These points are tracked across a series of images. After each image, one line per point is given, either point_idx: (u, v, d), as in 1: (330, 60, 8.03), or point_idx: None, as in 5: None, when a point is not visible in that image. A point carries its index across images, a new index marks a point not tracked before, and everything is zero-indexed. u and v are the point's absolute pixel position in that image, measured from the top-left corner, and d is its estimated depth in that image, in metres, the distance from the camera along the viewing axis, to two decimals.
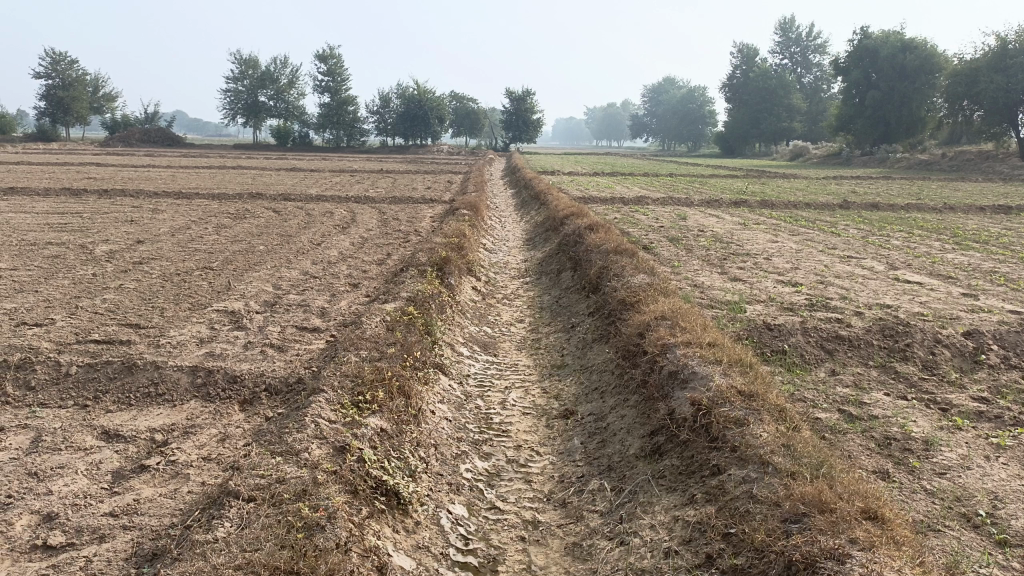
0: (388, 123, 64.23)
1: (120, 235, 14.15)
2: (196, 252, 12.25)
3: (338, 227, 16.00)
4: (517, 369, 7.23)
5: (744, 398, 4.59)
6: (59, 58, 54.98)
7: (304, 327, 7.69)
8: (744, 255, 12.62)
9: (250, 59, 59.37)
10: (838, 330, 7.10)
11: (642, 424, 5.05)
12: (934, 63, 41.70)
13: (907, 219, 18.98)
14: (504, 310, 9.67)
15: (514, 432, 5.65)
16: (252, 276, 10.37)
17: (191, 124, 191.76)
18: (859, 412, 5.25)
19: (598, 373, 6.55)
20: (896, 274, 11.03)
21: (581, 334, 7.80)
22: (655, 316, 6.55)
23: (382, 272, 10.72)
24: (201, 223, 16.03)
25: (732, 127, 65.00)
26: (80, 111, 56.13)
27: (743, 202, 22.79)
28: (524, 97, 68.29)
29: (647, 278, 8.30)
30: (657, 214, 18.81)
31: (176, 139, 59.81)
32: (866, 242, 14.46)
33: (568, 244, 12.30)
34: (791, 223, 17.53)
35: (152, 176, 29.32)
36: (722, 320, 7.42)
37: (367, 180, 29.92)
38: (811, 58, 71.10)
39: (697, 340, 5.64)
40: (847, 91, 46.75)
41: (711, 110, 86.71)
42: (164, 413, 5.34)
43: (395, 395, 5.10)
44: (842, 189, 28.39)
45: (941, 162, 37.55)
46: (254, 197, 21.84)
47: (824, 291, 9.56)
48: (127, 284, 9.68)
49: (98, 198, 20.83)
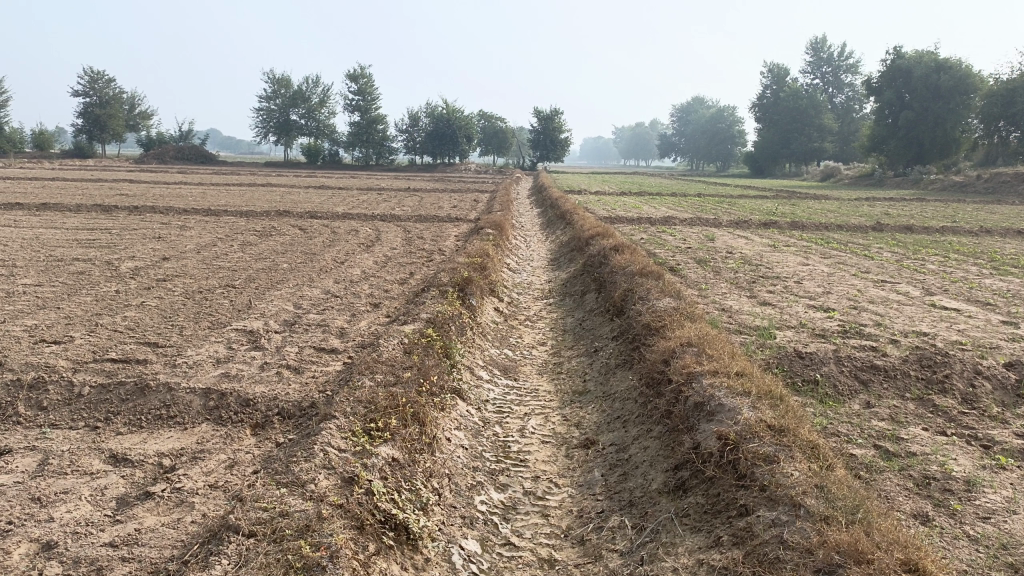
0: (417, 141, 64.67)
1: (147, 251, 14.24)
2: (220, 270, 12.26)
3: (362, 246, 15.97)
4: (538, 395, 7.03)
5: (773, 432, 4.35)
6: (98, 76, 56.21)
7: (322, 348, 7.57)
8: (774, 278, 12.34)
9: (283, 78, 60.24)
10: (872, 359, 6.82)
11: (666, 457, 4.82)
12: (970, 83, 40.87)
13: (943, 242, 18.54)
14: (525, 332, 9.48)
15: (533, 462, 5.45)
16: (273, 294, 10.32)
17: (223, 141, 194.94)
18: (896, 448, 4.97)
19: (620, 400, 6.33)
20: (932, 300, 10.69)
21: (604, 359, 7.59)
22: (681, 342, 6.32)
23: (403, 292, 10.62)
24: (228, 240, 16.10)
25: (762, 147, 64.46)
26: (116, 128, 57.23)
27: (773, 222, 22.47)
28: (553, 116, 68.41)
29: (674, 302, 8.07)
30: (685, 234, 18.58)
31: (208, 156, 60.71)
32: (900, 266, 14.11)
33: (593, 265, 12.11)
34: (822, 245, 17.20)
35: (183, 193, 29.70)
36: (750, 347, 7.17)
37: (394, 198, 30.04)
38: (843, 78, 70.53)
39: (724, 368, 5.41)
40: (880, 111, 46.18)
41: (740, 129, 86.27)
42: (175, 437, 5.22)
43: (409, 423, 4.93)
44: (875, 210, 27.92)
45: (976, 183, 36.89)
46: (281, 215, 21.95)
47: (857, 317, 9.25)
48: (149, 301, 9.65)
49: (128, 215, 21.06)
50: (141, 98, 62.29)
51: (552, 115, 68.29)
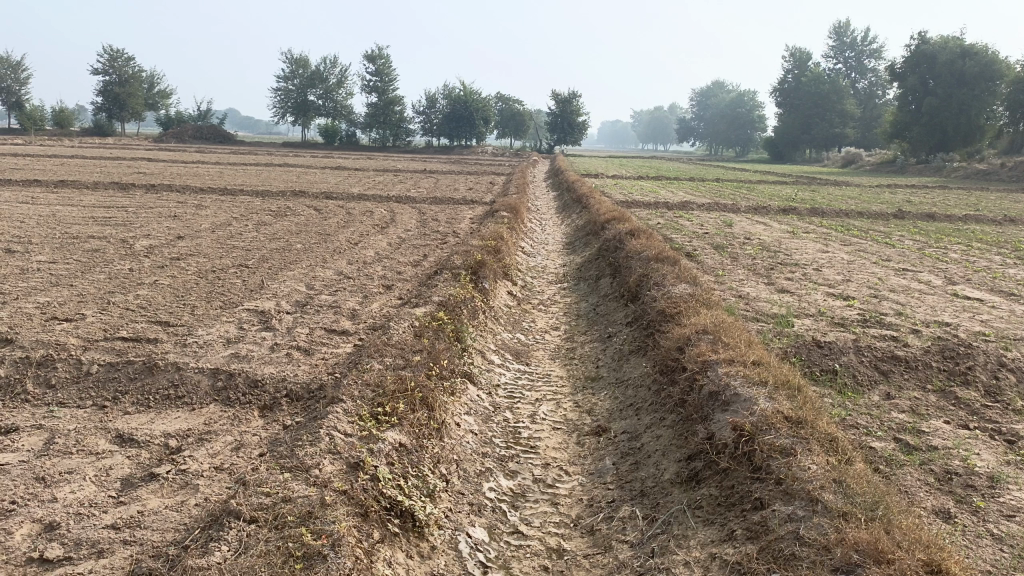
0: (434, 123, 64.44)
1: (161, 230, 14.24)
2: (234, 249, 12.24)
3: (377, 227, 15.90)
4: (549, 380, 6.93)
5: (791, 424, 4.23)
6: (117, 55, 56.33)
7: (332, 329, 7.51)
8: (792, 264, 12.13)
9: (300, 58, 60.13)
10: (893, 349, 6.66)
11: (679, 447, 4.71)
12: (996, 69, 40.35)
13: (965, 230, 18.22)
14: (538, 316, 9.38)
15: (543, 449, 5.36)
16: (286, 275, 10.27)
17: (241, 121, 195.28)
18: (917, 442, 4.83)
19: (633, 388, 6.22)
20: (954, 289, 10.47)
21: (618, 345, 7.48)
22: (697, 329, 6.19)
23: (417, 274, 10.54)
24: (242, 220, 16.07)
25: (782, 132, 63.70)
26: (135, 107, 57.37)
27: (792, 209, 22.18)
28: (571, 99, 67.87)
29: (690, 288, 7.93)
30: (702, 220, 18.35)
31: (226, 136, 60.79)
32: (922, 254, 13.85)
33: (609, 250, 11.96)
34: (842, 232, 16.94)
35: (200, 172, 29.74)
36: (767, 335, 7.02)
37: (410, 180, 29.93)
38: (866, 63, 69.45)
39: (741, 357, 5.28)
40: (903, 97, 45.30)
41: (760, 114, 85.32)
42: (182, 417, 5.17)
43: (416, 408, 4.85)
44: (897, 197, 27.51)
45: (1000, 171, 36.27)
46: (297, 195, 21.90)
47: (877, 306, 9.07)
48: (162, 280, 9.63)
49: (145, 193, 21.09)
50: (160, 77, 62.42)
51: (570, 98, 67.81)
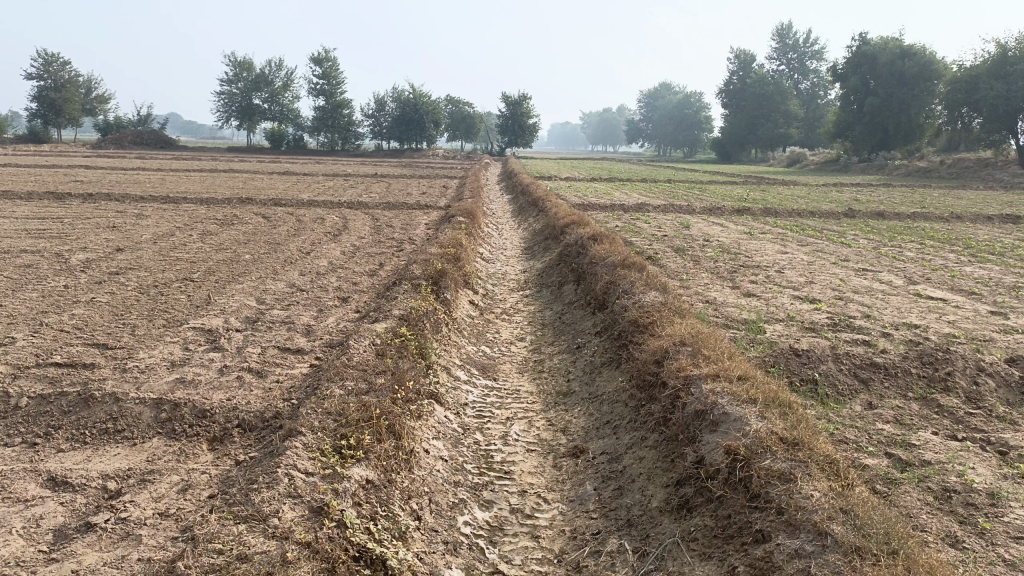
0: (383, 126, 63.70)
1: (100, 242, 13.50)
2: (178, 262, 11.64)
3: (329, 235, 15.38)
4: (519, 397, 6.60)
5: (787, 446, 3.97)
6: (52, 59, 54.31)
7: (287, 348, 7.07)
8: (754, 267, 12.02)
9: (245, 62, 58.75)
10: (871, 356, 6.49)
11: (666, 471, 4.42)
12: (934, 69, 41.22)
13: (916, 228, 18.42)
14: (502, 327, 9.05)
15: (518, 475, 5.02)
16: (234, 288, 9.74)
17: (184, 126, 190.67)
18: (910, 456, 4.63)
19: (609, 404, 5.93)
20: (917, 289, 10.44)
21: (588, 357, 7.18)
22: (674, 341, 5.93)
23: (373, 285, 10.12)
24: (187, 230, 15.40)
25: (729, 133, 64.59)
26: (71, 113, 55.36)
27: (746, 209, 22.25)
28: (521, 101, 67.88)
29: (660, 296, 7.67)
30: (659, 222, 18.22)
31: (168, 142, 59.09)
32: (879, 254, 13.89)
33: (570, 255, 11.70)
34: (798, 232, 16.96)
35: (141, 179, 28.74)
36: (743, 344, 6.80)
37: (361, 185, 29.32)
38: (808, 65, 70.79)
39: (725, 372, 5.02)
40: (845, 97, 46.47)
41: (707, 115, 86.36)
42: (122, 455, 4.71)
43: (383, 438, 4.46)
44: (845, 196, 27.87)
45: (940, 168, 37.14)
46: (244, 202, 21.17)
47: (845, 309, 8.95)
48: (99, 297, 9.03)
49: (82, 202, 20.19)
50: (98, 82, 60.50)
51: (520, 100, 67.80)
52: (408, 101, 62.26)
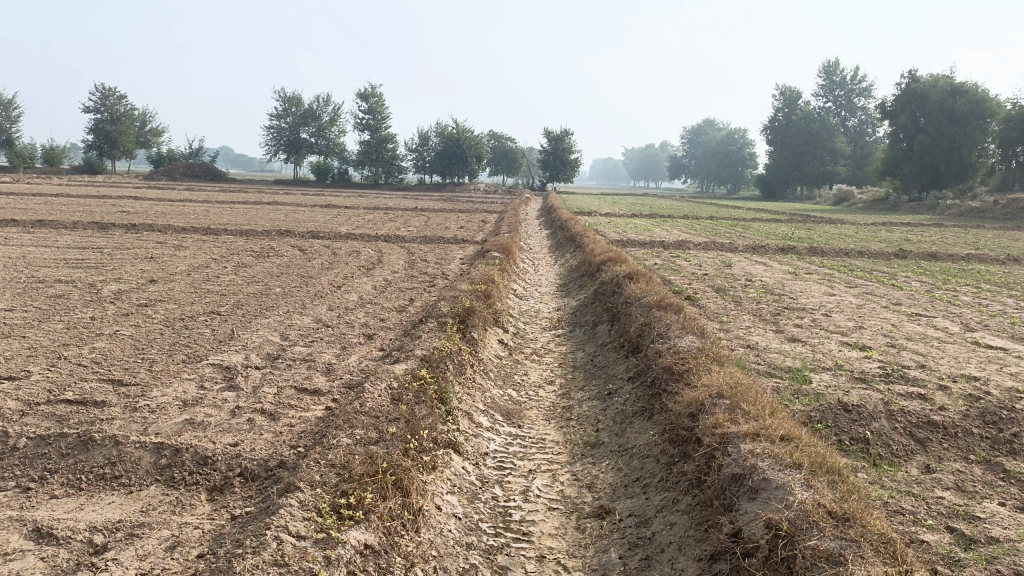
0: (427, 161, 64.25)
1: (135, 273, 13.52)
2: (209, 294, 11.55)
3: (362, 268, 15.24)
4: (544, 447, 6.20)
5: (836, 521, 3.50)
6: (109, 93, 56.15)
7: (304, 388, 6.79)
8: (799, 309, 11.50)
9: (293, 97, 59.99)
10: (928, 412, 5.95)
11: (697, 543, 3.99)
12: (986, 108, 40.29)
13: (972, 271, 17.68)
14: (532, 368, 8.68)
15: (538, 537, 4.61)
16: (260, 323, 9.56)
17: (234, 159, 195.63)
18: (975, 532, 4.11)
19: (640, 458, 5.50)
20: (974, 337, 9.82)
21: (619, 405, 6.77)
22: (710, 392, 5.47)
23: (400, 322, 9.86)
24: (222, 261, 15.41)
25: (774, 170, 63.74)
26: (126, 145, 56.95)
27: (791, 248, 21.64)
28: (563, 137, 68.06)
29: (697, 340, 7.24)
30: (700, 260, 17.74)
31: (218, 174, 60.40)
32: (932, 297, 13.25)
33: (606, 294, 11.32)
34: (846, 273, 16.36)
35: (185, 211, 29.17)
36: (786, 396, 6.32)
37: (401, 218, 29.41)
38: (855, 102, 69.86)
39: (766, 431, 4.55)
40: (894, 135, 45.36)
41: (750, 152, 85.65)
42: (116, 504, 4.43)
43: (387, 495, 4.11)
44: (894, 236, 27.06)
45: (994, 209, 35.93)
46: (282, 234, 21.25)
47: (897, 357, 8.40)
48: (123, 330, 8.91)
49: (125, 233, 20.46)
50: (153, 115, 62.37)
51: (562, 136, 67.76)
52: (451, 137, 62.82)
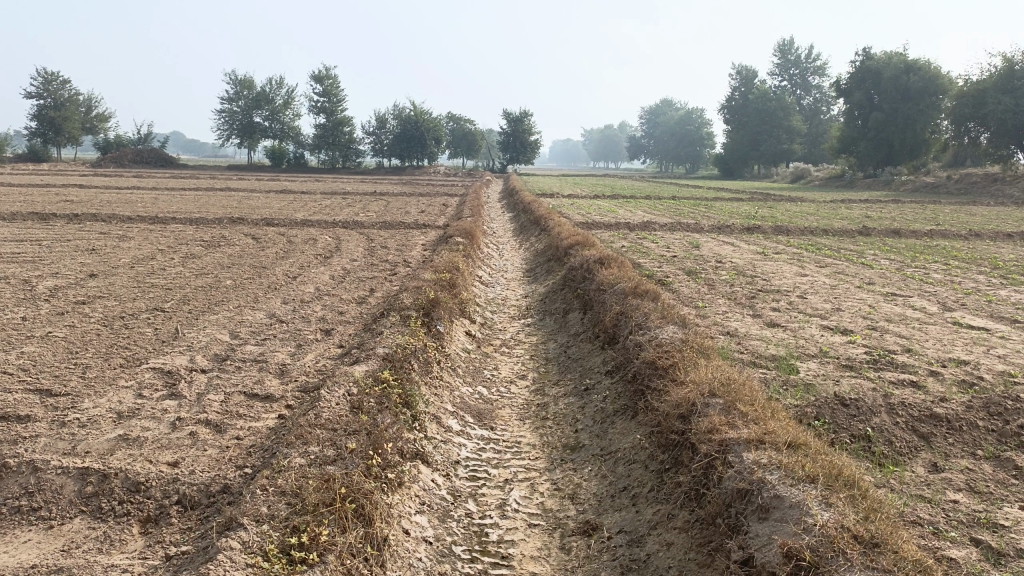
0: (384, 144, 63.08)
1: (74, 267, 12.67)
2: (153, 288, 10.82)
3: (319, 257, 14.57)
4: (520, 451, 5.71)
5: (863, 548, 3.09)
6: (52, 78, 53.88)
7: (254, 394, 6.19)
8: (774, 291, 11.13)
9: (245, 80, 58.23)
10: (929, 405, 5.57)
11: (701, 570, 3.55)
12: (939, 84, 40.72)
13: (937, 247, 17.58)
14: (502, 363, 8.16)
15: (519, 560, 4.11)
16: (208, 319, 8.89)
17: (186, 145, 191.23)
18: (1002, 544, 3.72)
19: (625, 463, 5.05)
20: (954, 317, 9.55)
21: (599, 402, 6.30)
22: (701, 391, 5.02)
23: (361, 315, 9.27)
24: (169, 252, 14.59)
25: (732, 149, 63.97)
26: (71, 131, 54.81)
27: (756, 227, 21.40)
28: (523, 118, 67.23)
29: (679, 331, 6.79)
30: (668, 242, 17.38)
31: (168, 160, 58.51)
32: (904, 275, 13.01)
33: (576, 280, 10.81)
34: (814, 252, 16.07)
35: (131, 199, 27.97)
36: (777, 390, 5.91)
37: (359, 203, 28.61)
38: (810, 81, 70.33)
39: (770, 437, 4.12)
40: (850, 113, 45.55)
41: (709, 132, 85.87)
42: (30, 541, 3.83)
43: (347, 527, 3.60)
44: (855, 213, 27.06)
45: (948, 184, 36.27)
46: (235, 222, 20.37)
47: (882, 341, 8.05)
48: (55, 331, 8.18)
49: (67, 224, 19.41)
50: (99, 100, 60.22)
51: (521, 117, 67.03)
52: (409, 118, 61.71)
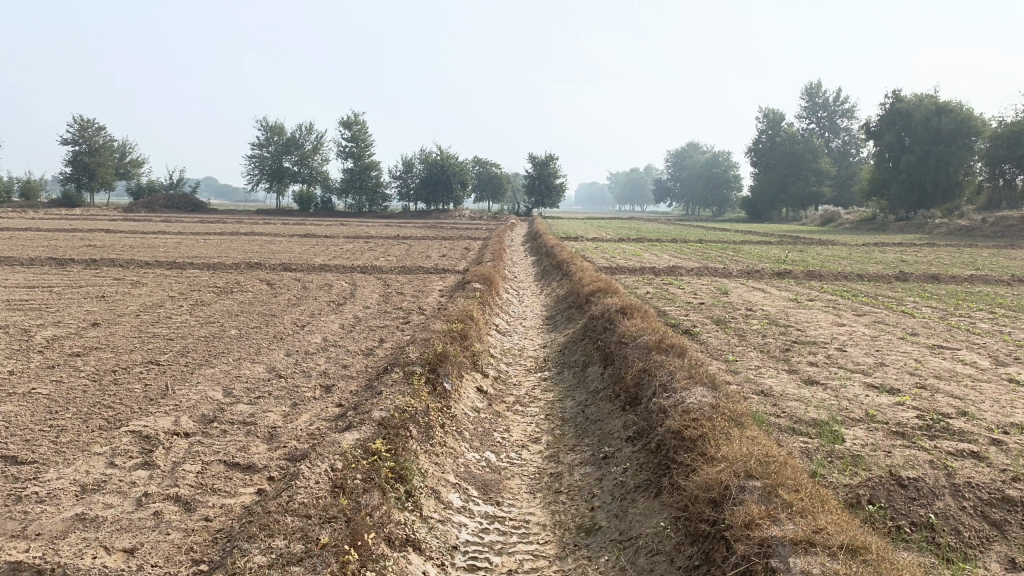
0: (411, 187, 63.31)
1: (79, 315, 12.29)
2: (154, 339, 10.36)
3: (332, 304, 14.11)
4: (528, 533, 5.03)
5: None
6: (88, 125, 54.93)
7: (236, 464, 5.59)
8: (810, 343, 10.36)
9: (275, 126, 58.97)
10: (1000, 485, 4.79)
11: None
12: (972, 125, 39.93)
13: (980, 294, 16.70)
14: (514, 424, 7.48)
15: None
16: (203, 374, 8.35)
17: (218, 191, 195.14)
18: None
19: (648, 553, 4.36)
20: (1011, 373, 8.73)
21: (619, 474, 5.62)
22: (735, 471, 4.34)
23: (366, 369, 8.70)
24: (179, 299, 14.21)
25: (759, 192, 63.23)
26: (105, 177, 55.61)
27: (787, 272, 20.65)
28: (548, 163, 67.20)
29: (708, 393, 6.11)
30: (695, 287, 16.72)
31: (199, 206, 59.08)
32: (949, 325, 12.19)
33: (596, 330, 10.17)
34: (850, 299, 15.30)
35: (154, 244, 27.90)
36: (821, 464, 5.18)
37: (380, 247, 28.31)
38: (838, 123, 69.79)
39: (821, 539, 3.45)
40: (880, 155, 44.79)
41: (736, 174, 85.23)
42: None
43: None
44: (889, 257, 26.22)
45: (983, 226, 35.25)
46: (252, 267, 20.05)
47: (936, 402, 7.27)
48: (40, 387, 7.69)
49: (83, 269, 19.21)
50: (132, 147, 61.23)
51: (546, 160, 67.05)
52: (435, 163, 61.93)
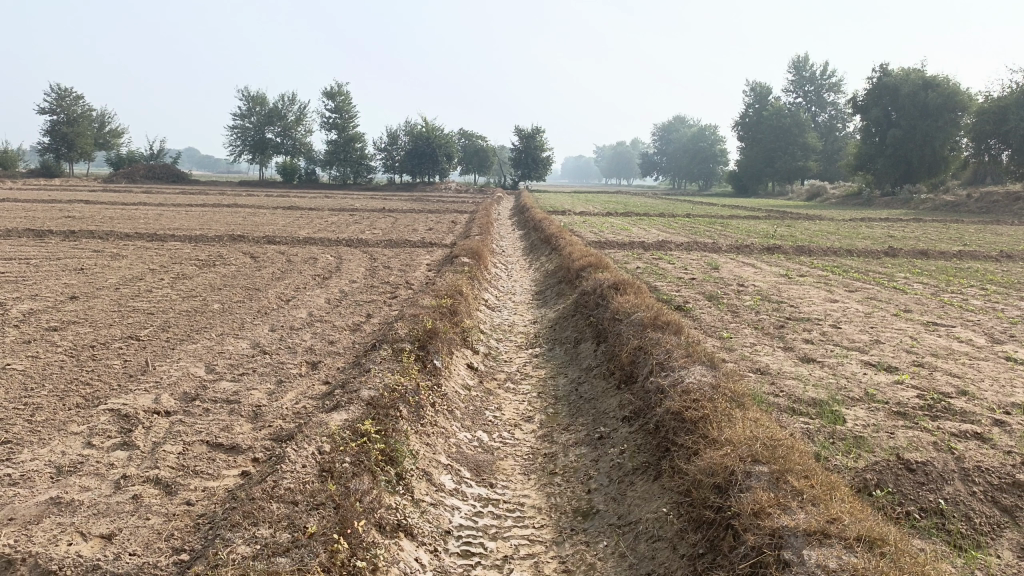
0: (396, 160, 62.63)
1: (57, 288, 11.96)
2: (134, 313, 10.07)
3: (317, 277, 13.83)
4: (523, 517, 4.86)
5: None
6: (65, 93, 53.80)
7: (220, 446, 5.36)
8: (804, 320, 10.22)
9: (258, 96, 58.00)
10: (1009, 469, 4.67)
11: None
12: (959, 101, 39.77)
13: (969, 270, 16.62)
14: (506, 402, 7.31)
15: None
16: (185, 350, 8.10)
17: (201, 163, 192.89)
18: None
19: (649, 539, 4.20)
20: (1007, 351, 8.63)
21: (616, 456, 5.45)
22: (741, 456, 4.19)
23: (353, 346, 8.48)
24: (161, 272, 13.87)
25: (745, 166, 63.03)
26: (84, 146, 54.61)
27: (776, 246, 20.51)
28: (535, 135, 66.62)
29: (707, 372, 5.94)
30: (685, 262, 16.54)
31: (180, 176, 58.20)
32: (941, 302, 12.08)
33: (588, 306, 9.98)
34: (840, 275, 15.17)
35: (134, 215, 27.37)
36: (823, 447, 5.04)
37: (366, 220, 27.95)
38: (826, 97, 69.52)
39: (835, 531, 3.31)
40: (867, 130, 44.64)
41: (723, 148, 84.87)
42: None
43: None
44: (877, 232, 26.14)
45: (968, 202, 35.23)
46: (235, 240, 19.68)
47: (935, 381, 7.15)
48: (15, 363, 7.42)
49: (61, 241, 18.78)
50: (112, 116, 60.08)
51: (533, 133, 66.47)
52: (421, 135, 61.23)
